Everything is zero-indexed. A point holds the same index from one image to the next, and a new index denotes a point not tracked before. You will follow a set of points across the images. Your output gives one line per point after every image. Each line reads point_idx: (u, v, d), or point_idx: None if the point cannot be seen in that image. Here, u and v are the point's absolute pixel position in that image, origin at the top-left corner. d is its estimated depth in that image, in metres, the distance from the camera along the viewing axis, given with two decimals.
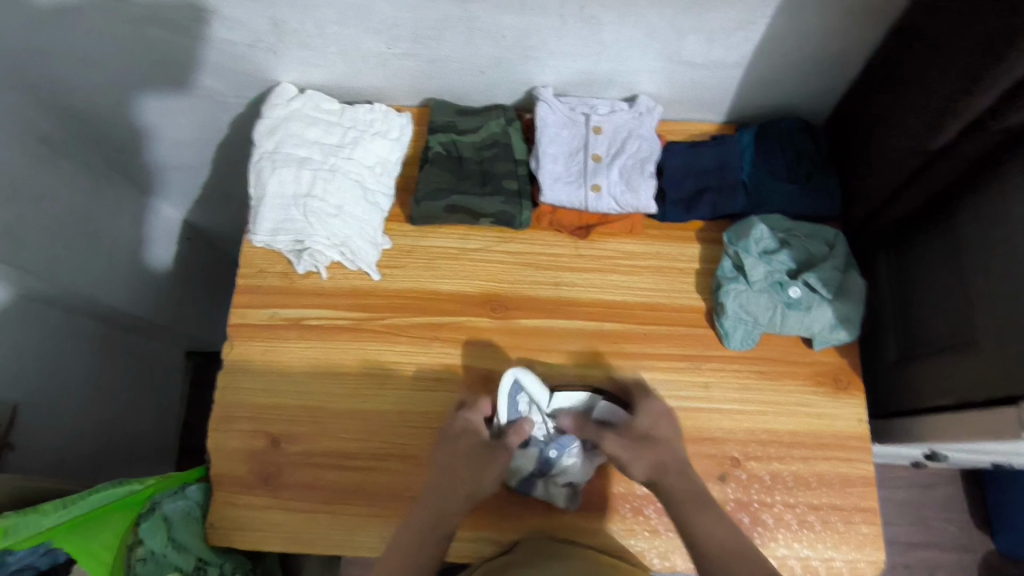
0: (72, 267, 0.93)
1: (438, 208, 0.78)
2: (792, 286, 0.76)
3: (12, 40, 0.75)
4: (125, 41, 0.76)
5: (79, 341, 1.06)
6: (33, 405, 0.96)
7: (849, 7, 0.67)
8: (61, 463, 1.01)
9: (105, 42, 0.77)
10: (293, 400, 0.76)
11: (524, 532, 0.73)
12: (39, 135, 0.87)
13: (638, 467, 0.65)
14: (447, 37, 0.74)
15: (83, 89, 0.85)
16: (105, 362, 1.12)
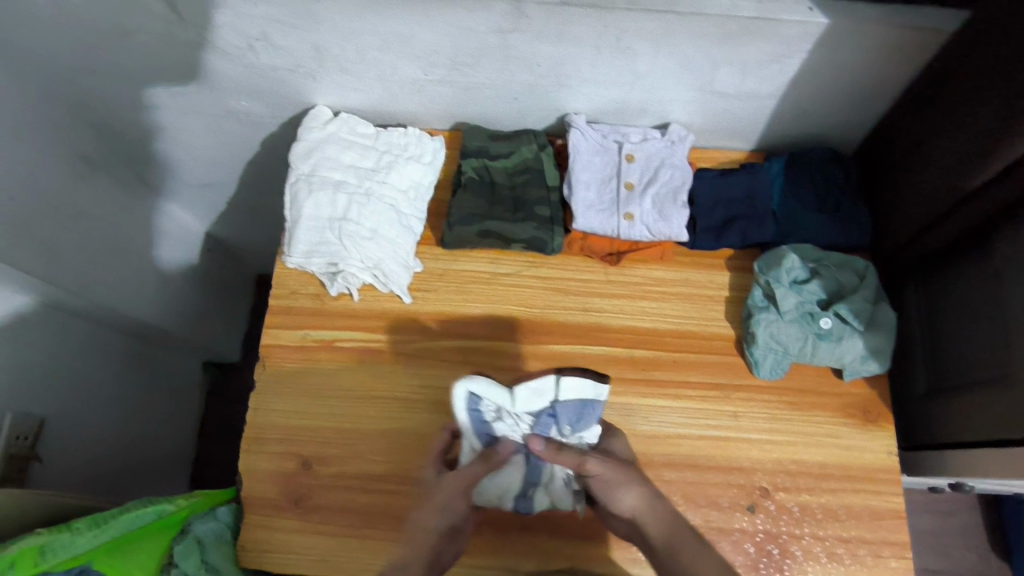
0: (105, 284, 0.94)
1: (471, 233, 0.79)
2: (823, 316, 0.76)
3: (60, 61, 0.77)
4: (165, 65, 0.78)
5: (106, 354, 1.06)
6: (61, 418, 0.96)
7: (886, 44, 0.67)
8: (86, 475, 1.02)
9: (150, 66, 0.78)
10: (324, 422, 0.76)
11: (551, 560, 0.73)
12: (81, 154, 0.89)
13: (624, 500, 0.67)
14: (484, 65, 0.75)
15: (124, 110, 0.87)
16: (130, 376, 1.13)
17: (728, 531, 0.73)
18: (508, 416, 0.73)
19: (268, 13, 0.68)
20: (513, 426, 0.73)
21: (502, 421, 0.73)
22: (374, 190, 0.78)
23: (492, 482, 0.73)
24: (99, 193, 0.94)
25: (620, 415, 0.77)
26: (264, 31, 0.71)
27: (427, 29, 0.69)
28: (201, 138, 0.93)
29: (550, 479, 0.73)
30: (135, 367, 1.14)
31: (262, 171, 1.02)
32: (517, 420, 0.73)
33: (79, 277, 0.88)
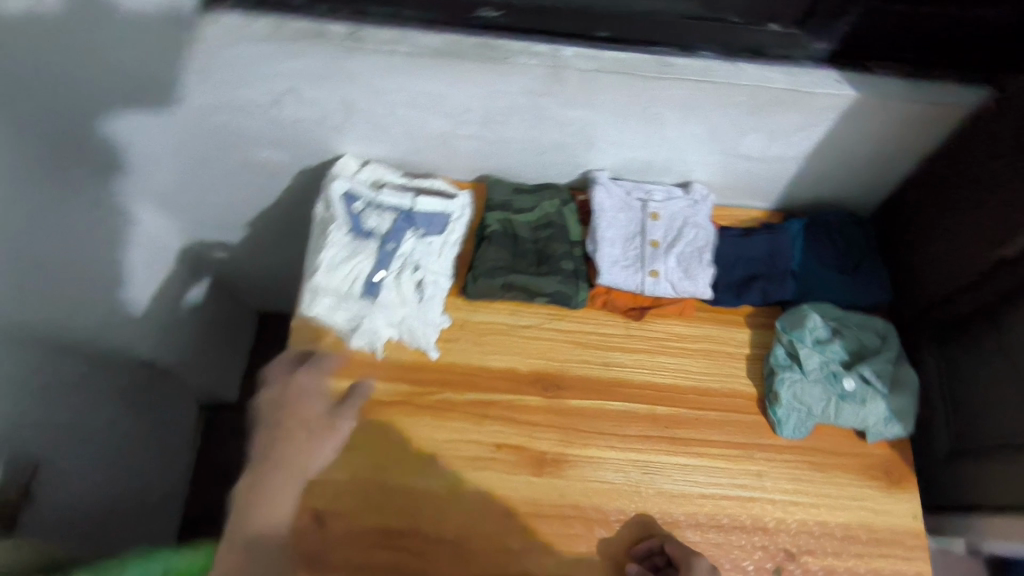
0: (91, 306, 0.86)
1: (495, 285, 0.79)
2: (846, 378, 0.76)
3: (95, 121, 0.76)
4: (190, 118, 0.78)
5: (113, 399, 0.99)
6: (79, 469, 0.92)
7: (906, 119, 0.70)
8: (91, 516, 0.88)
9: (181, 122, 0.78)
10: (343, 475, 0.75)
11: None
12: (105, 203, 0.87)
13: None
14: (514, 123, 0.76)
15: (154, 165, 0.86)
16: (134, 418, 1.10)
17: None
18: (373, 212, 0.80)
19: (305, 66, 0.70)
20: (376, 221, 0.80)
21: (369, 216, 0.80)
22: (393, 226, 0.79)
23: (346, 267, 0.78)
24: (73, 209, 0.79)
25: (643, 473, 0.76)
26: (299, 84, 0.72)
27: (461, 88, 0.71)
28: (221, 186, 0.93)
29: (402, 271, 0.79)
30: (143, 405, 1.09)
31: (276, 217, 1.02)
32: (371, 211, 0.80)
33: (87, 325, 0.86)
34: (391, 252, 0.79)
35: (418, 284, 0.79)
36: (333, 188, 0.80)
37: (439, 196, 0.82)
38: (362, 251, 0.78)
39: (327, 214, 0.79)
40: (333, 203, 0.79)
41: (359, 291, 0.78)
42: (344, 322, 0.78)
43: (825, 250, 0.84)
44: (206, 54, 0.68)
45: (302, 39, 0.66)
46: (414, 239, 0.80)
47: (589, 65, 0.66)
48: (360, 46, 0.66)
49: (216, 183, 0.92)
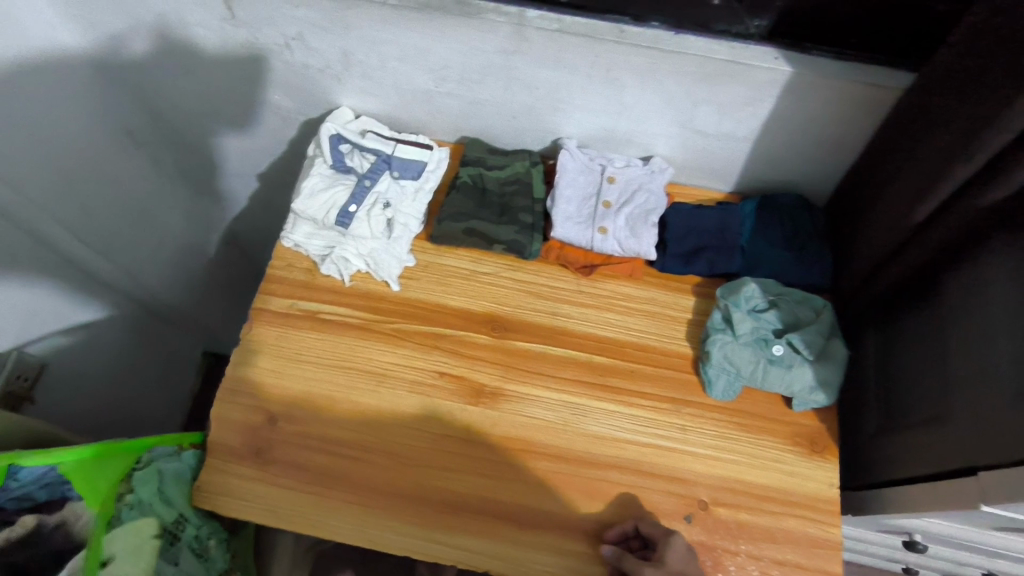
0: (98, 220, 0.99)
1: (457, 230, 0.87)
2: (775, 344, 0.80)
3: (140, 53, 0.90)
4: (202, 75, 0.92)
5: (117, 321, 1.13)
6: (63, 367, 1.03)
7: (844, 99, 0.75)
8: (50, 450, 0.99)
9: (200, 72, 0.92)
10: (297, 384, 0.82)
11: (490, 546, 0.75)
12: (125, 129, 1.01)
13: None
14: (489, 82, 0.83)
15: (180, 104, 0.99)
16: (133, 343, 1.20)
17: None
18: (357, 154, 0.89)
19: (305, 15, 0.78)
20: (358, 162, 0.89)
21: (352, 158, 0.89)
22: (372, 168, 0.88)
23: (323, 198, 0.86)
24: (110, 151, 0.98)
25: (574, 414, 0.81)
26: (302, 32, 0.81)
27: (442, 43, 0.79)
28: (236, 133, 1.04)
29: (374, 208, 0.86)
30: (141, 329, 1.21)
31: (282, 170, 1.12)
32: (355, 153, 0.88)
33: (94, 241, 0.98)
34: (366, 188, 0.87)
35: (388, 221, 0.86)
36: (323, 130, 0.88)
37: (419, 146, 0.90)
38: (340, 184, 0.87)
39: (316, 153, 0.89)
40: (321, 142, 0.88)
41: (333, 218, 0.85)
42: (318, 248, 0.87)
43: (773, 230, 0.88)
44: None
45: None
46: (389, 181, 0.88)
47: (554, 26, 0.74)
48: None
49: (224, 135, 1.05)
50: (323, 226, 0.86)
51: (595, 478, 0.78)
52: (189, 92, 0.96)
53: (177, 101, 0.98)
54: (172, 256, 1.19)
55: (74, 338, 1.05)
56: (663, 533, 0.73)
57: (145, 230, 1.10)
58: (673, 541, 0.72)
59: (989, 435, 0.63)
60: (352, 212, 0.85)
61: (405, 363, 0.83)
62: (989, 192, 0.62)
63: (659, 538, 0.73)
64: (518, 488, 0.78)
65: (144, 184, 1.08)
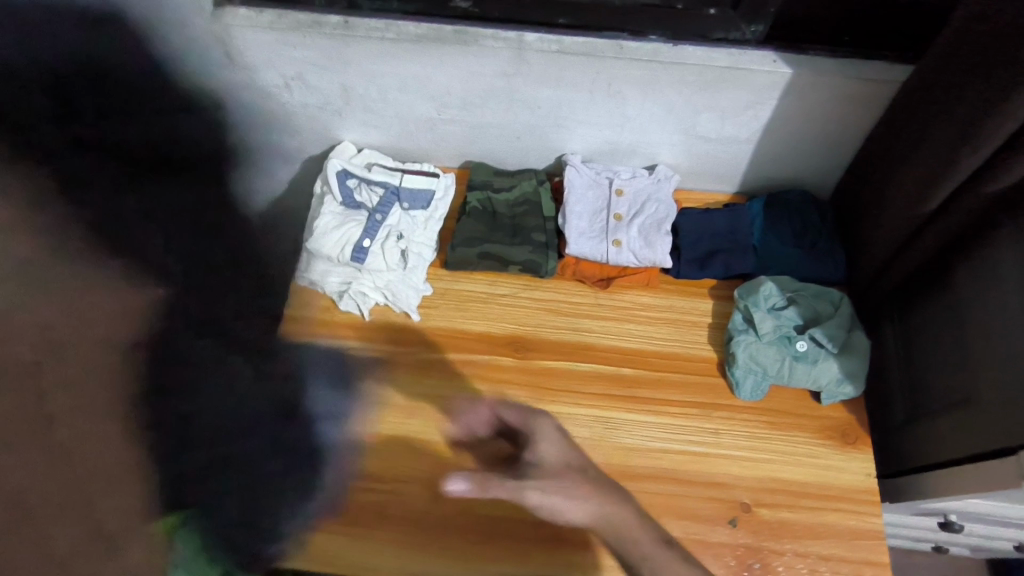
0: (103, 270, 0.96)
1: (472, 255, 0.87)
2: (799, 340, 0.81)
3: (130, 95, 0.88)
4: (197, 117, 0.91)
5: None
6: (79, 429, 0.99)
7: (843, 93, 0.76)
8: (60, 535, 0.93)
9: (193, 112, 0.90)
10: (327, 424, 0.81)
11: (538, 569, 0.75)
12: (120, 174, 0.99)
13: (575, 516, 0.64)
14: (490, 106, 0.84)
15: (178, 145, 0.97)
16: None
17: (709, 545, 0.75)
18: (365, 188, 0.88)
19: (305, 55, 0.79)
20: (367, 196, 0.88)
21: (360, 192, 0.88)
22: (382, 201, 0.88)
23: (335, 235, 0.86)
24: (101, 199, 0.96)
25: (607, 428, 0.81)
26: (302, 72, 0.82)
27: (442, 72, 0.79)
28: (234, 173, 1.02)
29: (386, 240, 0.86)
30: None
31: None
32: (364, 188, 0.88)
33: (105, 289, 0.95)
34: (379, 222, 0.86)
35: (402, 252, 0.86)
36: (329, 167, 0.89)
37: (426, 175, 0.91)
38: (351, 220, 0.86)
39: (324, 190, 0.89)
40: (328, 179, 0.88)
41: (349, 254, 0.85)
42: (335, 285, 0.87)
43: (783, 227, 0.89)
44: (221, 39, 0.78)
45: (302, 27, 0.75)
46: (400, 212, 0.88)
47: (553, 48, 0.74)
48: (350, 33, 0.75)
49: None
50: (338, 264, 0.86)
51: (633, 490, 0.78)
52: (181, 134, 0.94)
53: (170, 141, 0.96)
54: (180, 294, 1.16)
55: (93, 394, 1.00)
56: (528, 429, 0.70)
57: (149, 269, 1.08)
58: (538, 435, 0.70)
59: (1018, 414, 0.64)
60: (367, 247, 0.85)
61: (434, 393, 0.83)
62: (997, 177, 0.63)
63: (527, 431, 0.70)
64: None
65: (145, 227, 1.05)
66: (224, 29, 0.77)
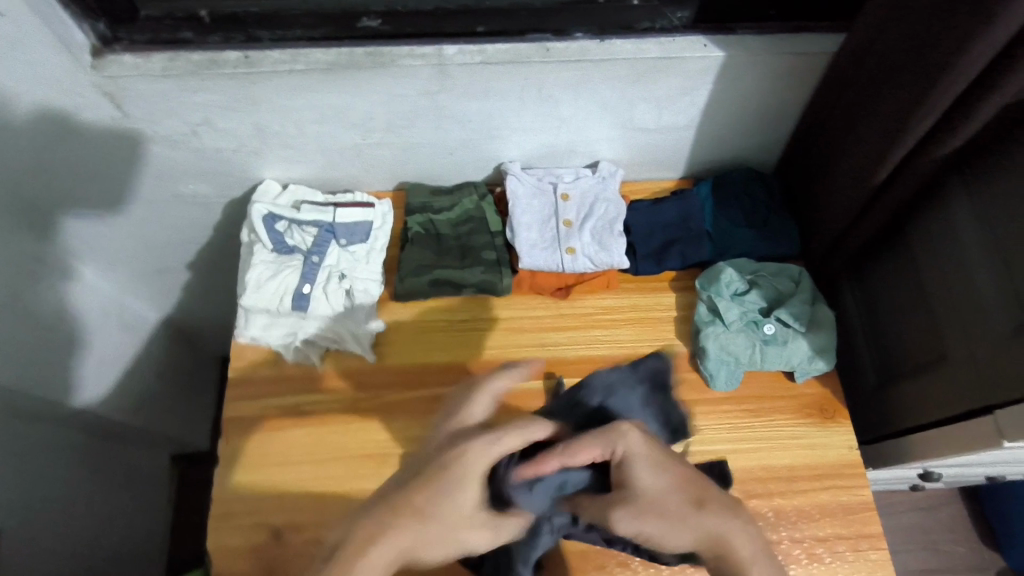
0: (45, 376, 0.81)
1: (422, 283, 0.82)
2: (767, 323, 0.80)
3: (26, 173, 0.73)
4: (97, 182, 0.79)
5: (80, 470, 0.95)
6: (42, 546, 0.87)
7: (778, 68, 0.74)
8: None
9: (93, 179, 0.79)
10: (294, 490, 0.75)
11: None
12: None
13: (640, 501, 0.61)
14: (419, 126, 0.79)
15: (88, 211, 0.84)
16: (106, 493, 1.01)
17: None
18: (296, 229, 0.82)
19: (208, 99, 0.71)
20: (300, 238, 0.82)
21: (292, 235, 0.82)
22: (317, 242, 0.81)
23: (273, 285, 0.79)
24: (32, 295, 0.78)
25: None
26: (206, 116, 0.74)
27: (361, 98, 0.73)
28: (171, 223, 0.90)
29: (327, 282, 0.80)
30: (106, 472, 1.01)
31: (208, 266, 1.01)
32: (297, 230, 0.82)
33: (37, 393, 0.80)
34: (316, 264, 0.81)
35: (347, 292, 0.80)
36: (252, 213, 0.81)
37: (361, 206, 0.85)
38: (286, 267, 0.80)
39: (252, 239, 0.82)
40: (255, 227, 0.81)
41: (289, 305, 0.79)
42: (280, 338, 0.80)
43: (731, 209, 0.87)
44: (109, 95, 0.69)
45: (199, 70, 0.68)
46: (338, 251, 0.82)
47: (476, 59, 0.70)
48: (254, 69, 0.68)
49: (145, 244, 0.92)
50: (278, 315, 0.80)
51: None
52: (91, 197, 0.81)
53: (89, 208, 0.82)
54: (130, 361, 0.99)
55: (55, 498, 0.88)
56: (623, 451, 0.61)
57: (97, 357, 0.91)
58: (636, 453, 0.61)
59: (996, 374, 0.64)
60: (307, 292, 0.79)
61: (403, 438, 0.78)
62: (950, 138, 0.62)
63: (615, 456, 0.62)
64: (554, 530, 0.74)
65: (86, 311, 0.89)
66: (111, 83, 0.68)
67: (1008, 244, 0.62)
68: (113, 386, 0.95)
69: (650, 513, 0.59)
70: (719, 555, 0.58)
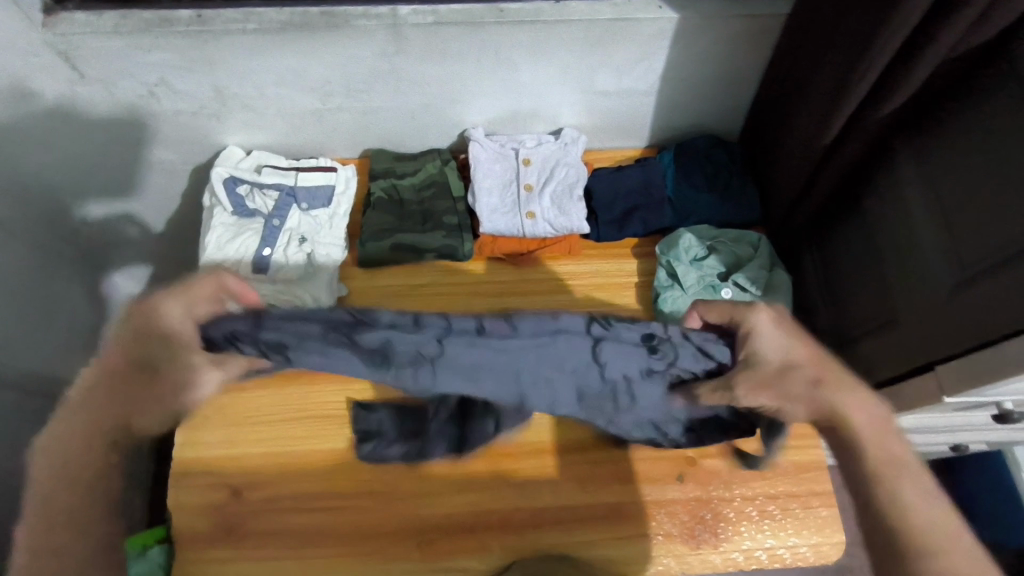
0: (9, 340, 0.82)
1: (383, 248, 0.83)
2: (724, 287, 0.81)
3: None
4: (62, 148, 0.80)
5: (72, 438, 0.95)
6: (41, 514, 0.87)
7: (734, 30, 0.74)
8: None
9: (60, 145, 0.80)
10: (253, 449, 0.76)
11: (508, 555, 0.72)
12: None
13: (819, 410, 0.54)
14: (378, 89, 0.79)
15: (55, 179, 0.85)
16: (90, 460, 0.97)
17: (663, 504, 0.75)
18: (257, 193, 0.83)
19: (162, 59, 0.72)
20: (261, 202, 0.83)
21: (253, 199, 0.82)
22: (277, 205, 0.82)
23: (233, 246, 0.80)
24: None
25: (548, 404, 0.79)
26: (163, 77, 0.74)
27: (316, 60, 0.74)
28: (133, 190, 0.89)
29: (285, 244, 0.81)
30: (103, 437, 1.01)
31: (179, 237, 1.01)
32: (258, 193, 0.83)
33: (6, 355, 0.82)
34: (277, 228, 0.82)
35: (307, 256, 0.81)
36: (213, 176, 0.82)
37: (323, 170, 0.85)
38: (247, 229, 0.81)
39: (213, 203, 0.83)
40: (215, 189, 0.82)
41: (249, 265, 0.80)
42: None
43: (694, 174, 0.87)
44: (64, 54, 0.70)
45: (150, 29, 0.68)
46: (298, 215, 0.83)
47: (430, 19, 0.70)
48: (206, 28, 0.68)
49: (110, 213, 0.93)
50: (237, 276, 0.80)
51: (580, 464, 0.76)
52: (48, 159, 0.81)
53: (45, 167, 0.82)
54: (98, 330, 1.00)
55: None
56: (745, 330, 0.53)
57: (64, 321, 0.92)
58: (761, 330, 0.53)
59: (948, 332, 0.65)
60: (268, 254, 0.80)
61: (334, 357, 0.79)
62: (891, 98, 0.63)
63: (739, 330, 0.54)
64: (518, 489, 0.75)
65: (50, 275, 0.89)
66: (65, 42, 0.68)
67: (950, 201, 0.63)
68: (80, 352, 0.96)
69: (772, 386, 0.53)
70: (834, 422, 0.54)
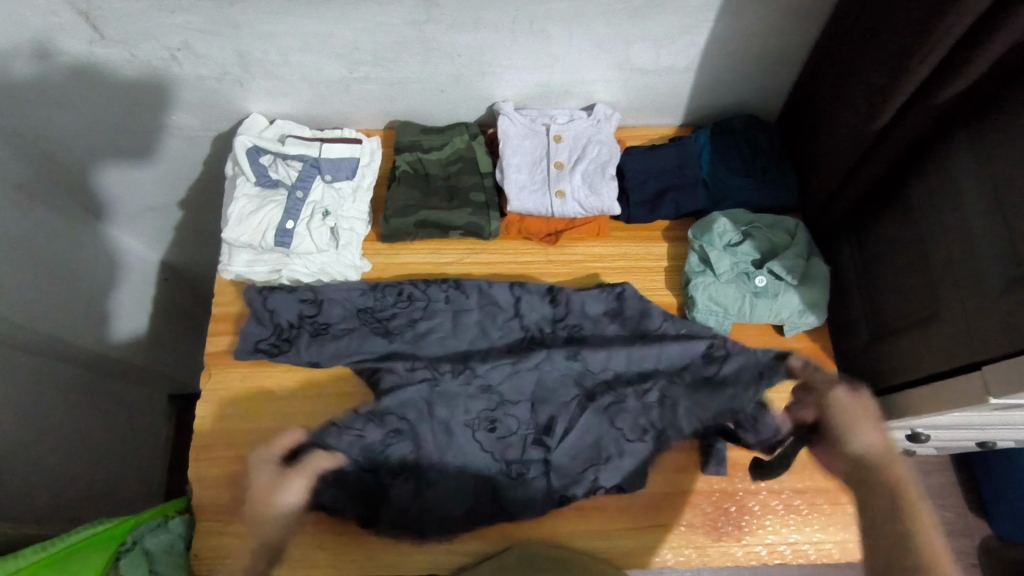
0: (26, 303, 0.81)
1: (407, 224, 0.81)
2: (757, 275, 0.78)
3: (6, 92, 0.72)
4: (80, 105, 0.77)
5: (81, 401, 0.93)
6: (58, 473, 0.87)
7: (784, 5, 0.70)
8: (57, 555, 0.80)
9: (79, 104, 0.78)
10: (274, 424, 0.76)
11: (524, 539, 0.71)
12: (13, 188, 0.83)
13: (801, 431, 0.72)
14: (406, 58, 0.76)
15: (76, 141, 0.83)
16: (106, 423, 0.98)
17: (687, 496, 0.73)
18: (280, 164, 0.80)
19: (186, 21, 0.69)
20: (283, 173, 0.80)
21: (276, 169, 0.80)
22: (300, 178, 0.79)
23: (257, 220, 0.77)
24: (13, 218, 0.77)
25: None
26: (186, 40, 0.72)
27: (344, 25, 0.71)
28: (150, 155, 0.87)
29: (308, 218, 0.78)
30: (112, 401, 1.00)
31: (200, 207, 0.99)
32: (284, 165, 0.80)
33: (31, 313, 0.81)
34: (300, 200, 0.78)
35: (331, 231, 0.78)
36: (238, 145, 0.80)
37: (347, 142, 0.83)
38: (270, 202, 0.78)
39: (235, 172, 0.81)
40: (239, 159, 0.79)
41: (272, 240, 0.76)
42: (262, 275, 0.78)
43: (730, 155, 0.84)
44: (85, 14, 0.67)
45: None
46: (322, 188, 0.80)
47: None
48: None
49: (127, 180, 0.91)
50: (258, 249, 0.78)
51: None
52: (62, 117, 0.79)
53: (60, 127, 0.80)
54: (117, 300, 0.98)
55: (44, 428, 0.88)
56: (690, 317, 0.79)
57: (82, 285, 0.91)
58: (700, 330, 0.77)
59: None
60: (290, 228, 0.77)
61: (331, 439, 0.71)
62: (958, 77, 0.59)
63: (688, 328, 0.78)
64: None
65: None
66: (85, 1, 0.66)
67: (1008, 194, 0.60)
68: (98, 320, 0.94)
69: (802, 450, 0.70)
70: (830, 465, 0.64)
